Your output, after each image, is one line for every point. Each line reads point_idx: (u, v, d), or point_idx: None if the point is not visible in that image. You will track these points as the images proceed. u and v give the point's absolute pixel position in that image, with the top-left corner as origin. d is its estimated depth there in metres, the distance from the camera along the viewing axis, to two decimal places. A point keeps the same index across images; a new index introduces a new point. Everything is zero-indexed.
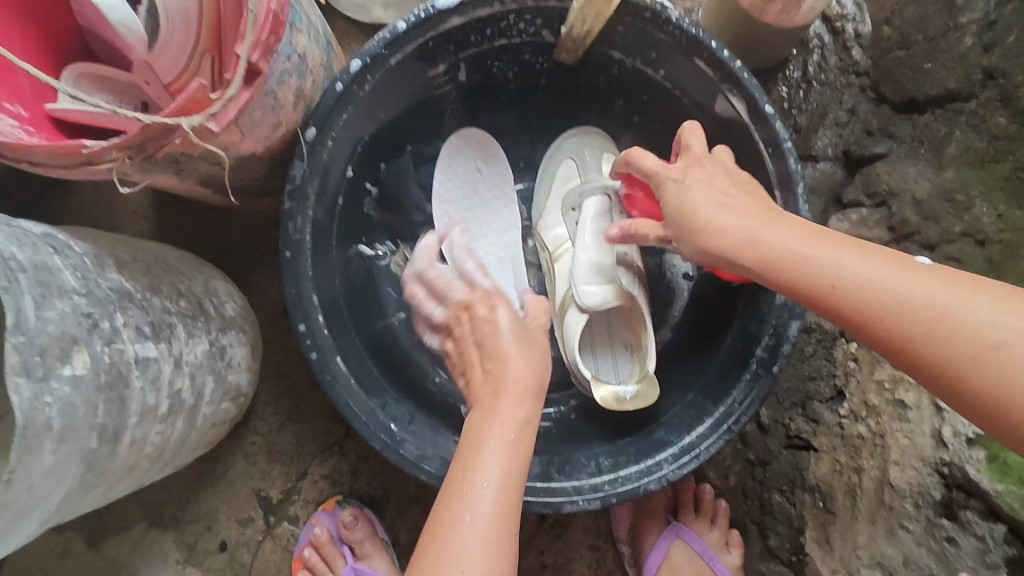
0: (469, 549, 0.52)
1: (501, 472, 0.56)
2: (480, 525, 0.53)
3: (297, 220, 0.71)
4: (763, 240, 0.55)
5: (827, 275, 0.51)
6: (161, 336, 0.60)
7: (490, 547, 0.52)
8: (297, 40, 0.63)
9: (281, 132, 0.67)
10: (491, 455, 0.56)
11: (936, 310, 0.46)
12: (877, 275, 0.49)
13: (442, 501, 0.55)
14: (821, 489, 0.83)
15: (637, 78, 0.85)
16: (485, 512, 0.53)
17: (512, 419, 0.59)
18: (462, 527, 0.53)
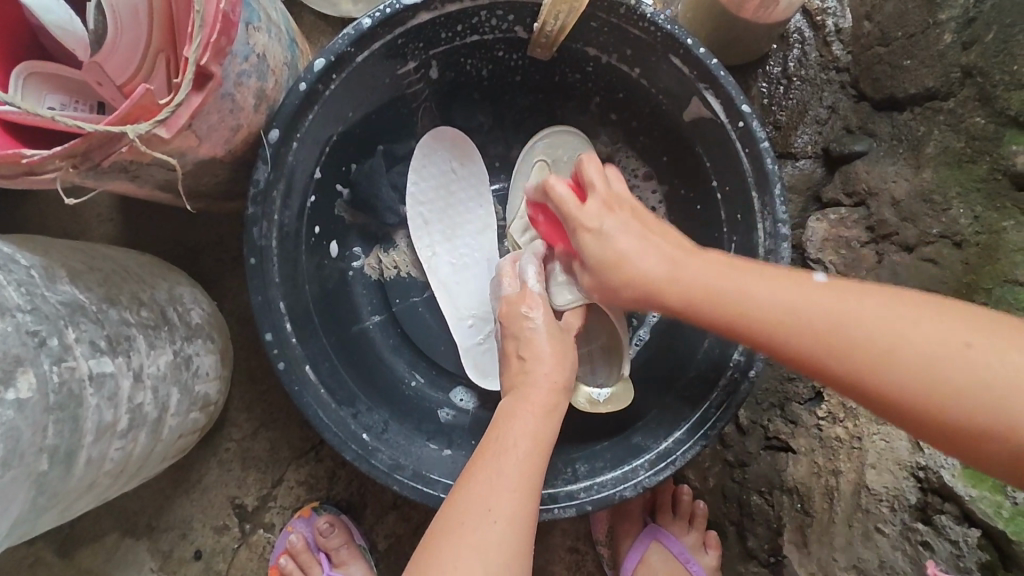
0: (499, 509, 0.55)
1: (529, 449, 0.59)
2: (510, 490, 0.56)
3: (262, 226, 0.70)
4: (677, 275, 0.58)
5: (754, 304, 0.55)
6: (119, 350, 0.58)
7: (513, 511, 0.55)
8: (255, 40, 0.61)
9: (242, 135, 0.65)
10: (524, 430, 0.60)
11: (920, 359, 0.48)
12: (791, 299, 0.54)
13: (471, 468, 0.58)
14: (799, 490, 0.82)
15: (613, 74, 0.83)
16: (513, 479, 0.56)
17: (541, 405, 0.62)
18: (487, 489, 0.56)
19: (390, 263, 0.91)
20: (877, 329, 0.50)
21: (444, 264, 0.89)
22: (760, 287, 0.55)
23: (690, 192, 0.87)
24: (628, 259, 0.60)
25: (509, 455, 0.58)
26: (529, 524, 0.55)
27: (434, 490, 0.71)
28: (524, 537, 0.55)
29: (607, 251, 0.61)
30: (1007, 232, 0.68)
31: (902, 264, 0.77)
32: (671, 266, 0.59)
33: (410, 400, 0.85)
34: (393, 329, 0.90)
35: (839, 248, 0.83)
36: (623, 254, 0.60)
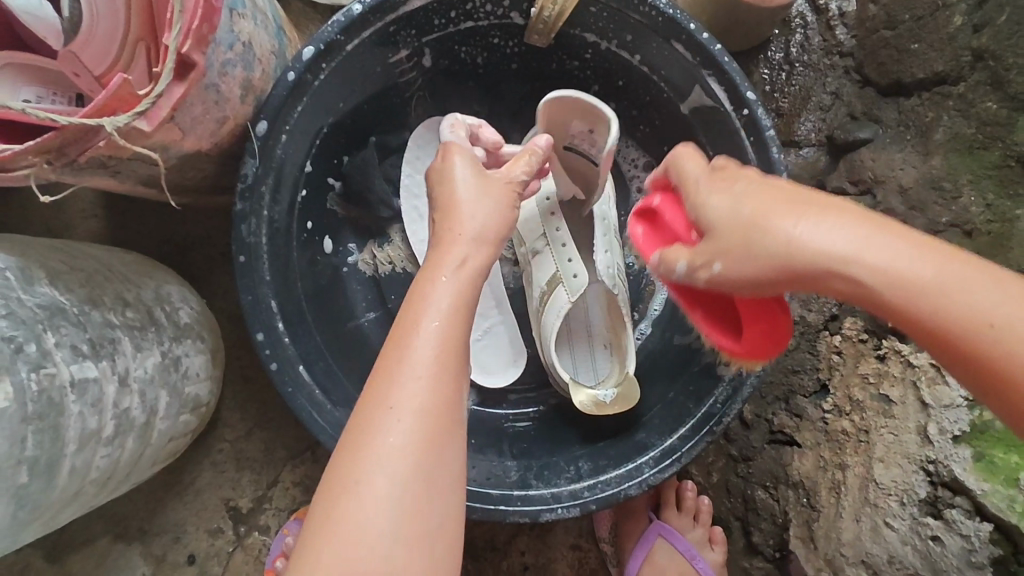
0: (412, 391, 0.46)
1: (455, 304, 0.51)
2: (425, 371, 0.47)
3: (250, 223, 0.68)
4: (770, 221, 0.45)
5: (826, 253, 0.43)
6: (102, 354, 0.56)
7: (434, 395, 0.47)
8: (239, 27, 0.58)
9: (228, 128, 0.63)
10: (462, 255, 0.54)
11: None
12: (886, 258, 0.42)
13: (380, 369, 0.48)
14: (805, 485, 0.81)
15: (613, 60, 0.80)
16: (433, 366, 0.48)
17: (457, 258, 0.54)
18: (404, 375, 0.47)
19: (384, 258, 0.88)
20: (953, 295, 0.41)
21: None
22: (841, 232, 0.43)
23: None
24: (720, 234, 0.48)
25: (429, 314, 0.50)
26: (455, 407, 0.48)
27: None
28: (449, 422, 0.47)
29: (725, 221, 0.47)
30: (1019, 220, 0.66)
31: None
32: (777, 221, 0.45)
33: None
34: (389, 326, 0.87)
35: None
36: (712, 220, 0.48)
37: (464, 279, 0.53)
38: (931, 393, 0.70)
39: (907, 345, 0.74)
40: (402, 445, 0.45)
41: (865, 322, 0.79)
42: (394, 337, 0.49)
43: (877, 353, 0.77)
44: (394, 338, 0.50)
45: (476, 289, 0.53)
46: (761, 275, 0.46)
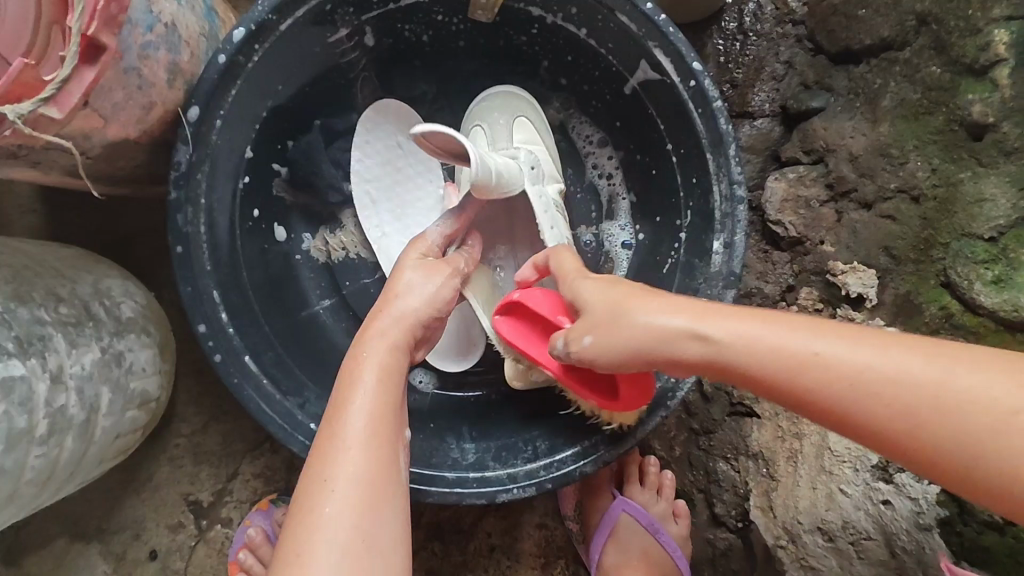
0: (347, 465, 0.49)
1: (383, 379, 0.55)
2: (356, 445, 0.50)
3: (186, 212, 0.66)
4: (766, 336, 0.46)
5: (818, 361, 0.44)
6: (31, 352, 0.55)
7: (370, 468, 0.50)
8: (159, 8, 0.55)
9: (157, 114, 0.61)
10: (385, 334, 0.58)
11: (936, 394, 0.41)
12: (898, 362, 0.42)
13: (318, 449, 0.51)
14: (764, 455, 0.81)
15: (560, 35, 0.79)
16: (363, 441, 0.51)
17: (391, 338, 0.58)
18: (338, 454, 0.50)
19: (337, 243, 0.87)
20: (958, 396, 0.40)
21: (394, 244, 0.85)
22: (849, 345, 0.44)
23: (645, 157, 0.84)
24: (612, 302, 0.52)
25: (359, 394, 0.53)
26: (389, 473, 0.51)
27: None
28: (386, 493, 0.50)
29: (595, 300, 0.53)
30: (962, 184, 0.66)
31: (861, 222, 0.75)
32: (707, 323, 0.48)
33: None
34: (345, 313, 0.86)
35: (798, 209, 0.81)
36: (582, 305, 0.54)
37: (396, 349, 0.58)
38: None
39: (860, 314, 0.74)
40: (343, 517, 0.47)
41: (820, 292, 0.78)
42: (332, 417, 0.52)
43: None
44: (333, 415, 0.53)
45: (399, 361, 0.57)
46: (625, 354, 0.50)
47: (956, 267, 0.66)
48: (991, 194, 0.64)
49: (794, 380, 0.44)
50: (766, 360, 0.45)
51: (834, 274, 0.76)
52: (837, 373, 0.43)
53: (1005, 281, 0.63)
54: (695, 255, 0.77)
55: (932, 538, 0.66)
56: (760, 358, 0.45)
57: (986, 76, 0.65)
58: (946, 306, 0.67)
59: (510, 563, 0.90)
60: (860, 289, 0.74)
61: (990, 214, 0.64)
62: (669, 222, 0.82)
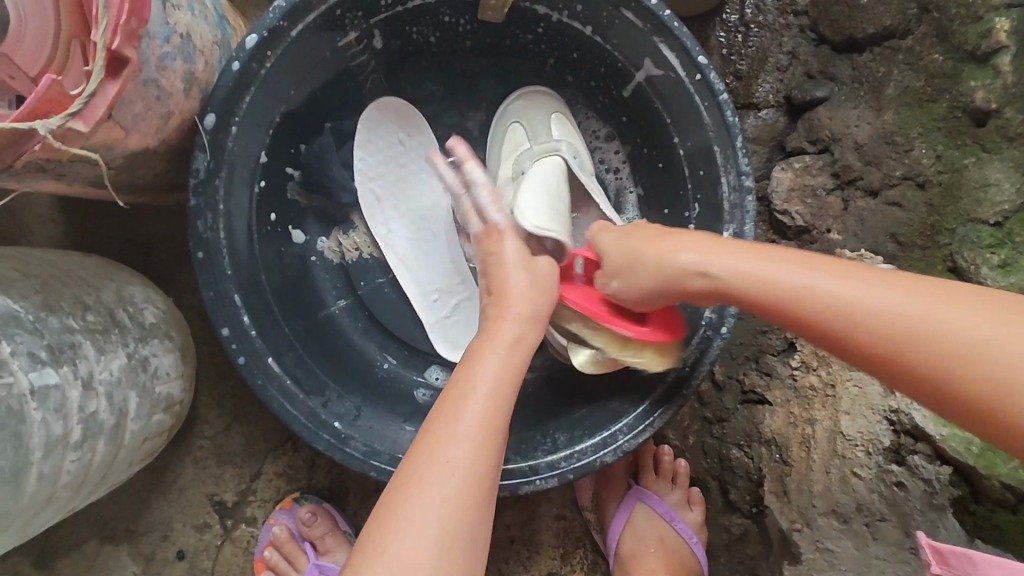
0: (454, 459, 0.51)
1: (501, 385, 0.55)
2: (463, 447, 0.52)
3: (206, 218, 0.67)
4: (837, 294, 0.49)
5: (872, 320, 0.48)
6: (63, 360, 0.56)
7: (476, 471, 0.51)
8: (175, 19, 0.57)
9: (175, 122, 0.62)
10: (509, 335, 0.58)
11: (900, 319, 0.47)
12: (920, 308, 0.47)
13: (426, 437, 0.53)
14: (777, 441, 0.82)
15: (566, 32, 0.80)
16: (474, 442, 0.52)
17: (514, 334, 0.59)
18: (447, 448, 0.52)
19: (351, 245, 0.88)
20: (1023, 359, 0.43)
21: (400, 239, 0.88)
22: (901, 300, 0.47)
23: (652, 150, 0.85)
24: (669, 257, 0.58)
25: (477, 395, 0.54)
26: (488, 479, 0.52)
27: None
28: (485, 496, 0.52)
29: (612, 254, 0.63)
30: (967, 170, 0.68)
31: (868, 209, 0.76)
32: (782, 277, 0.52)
33: (383, 384, 0.82)
34: (360, 313, 0.88)
35: (805, 199, 0.81)
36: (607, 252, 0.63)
37: (517, 347, 0.58)
38: None
39: None
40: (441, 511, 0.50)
41: None
42: (445, 408, 0.54)
43: None
44: (444, 405, 0.55)
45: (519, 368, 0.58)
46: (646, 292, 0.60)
47: (962, 252, 0.67)
48: (996, 179, 0.65)
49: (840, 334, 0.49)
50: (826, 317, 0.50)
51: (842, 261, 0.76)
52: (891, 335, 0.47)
53: (1011, 265, 0.64)
54: None
55: (946, 518, 0.68)
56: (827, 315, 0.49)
57: (988, 63, 0.66)
58: None
59: (529, 554, 0.91)
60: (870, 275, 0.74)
61: (995, 199, 0.65)
62: (677, 215, 0.83)
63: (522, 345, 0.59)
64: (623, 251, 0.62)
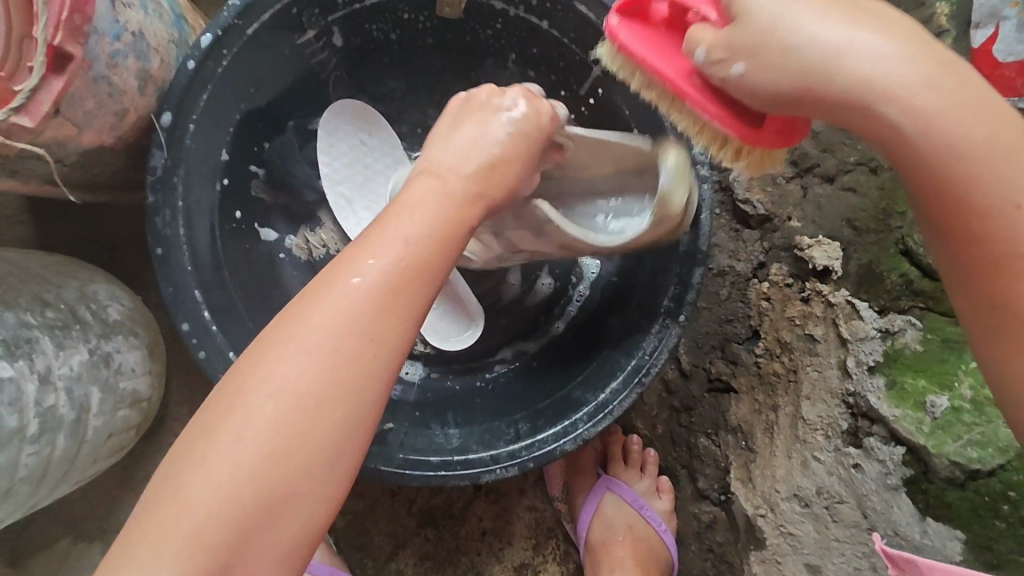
0: (234, 442, 0.42)
1: (315, 363, 0.43)
2: (250, 426, 0.42)
3: (163, 215, 0.69)
4: (971, 139, 0.41)
5: (978, 180, 0.42)
6: (18, 354, 0.57)
7: (288, 427, 0.42)
8: (126, 17, 0.57)
9: (130, 120, 0.63)
10: (337, 295, 0.44)
11: (1004, 181, 0.42)
12: (1014, 179, 0.42)
13: (242, 367, 0.44)
14: (742, 429, 0.83)
15: (524, 27, 0.80)
16: (293, 396, 0.43)
17: (350, 293, 0.45)
18: (257, 394, 0.43)
19: (317, 241, 0.89)
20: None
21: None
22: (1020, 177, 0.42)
23: None
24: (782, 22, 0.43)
25: (309, 334, 0.44)
26: (280, 474, 0.42)
27: (373, 463, 0.72)
28: (302, 457, 0.43)
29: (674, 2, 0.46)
30: None
31: (824, 197, 0.79)
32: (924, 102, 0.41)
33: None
34: None
35: (765, 187, 0.82)
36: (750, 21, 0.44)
37: (354, 311, 0.44)
38: (848, 327, 0.73)
39: (827, 286, 0.76)
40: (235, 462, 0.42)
41: (790, 268, 0.80)
42: (270, 342, 0.44)
43: (802, 296, 0.78)
44: (274, 336, 0.45)
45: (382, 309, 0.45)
46: (756, 83, 0.44)
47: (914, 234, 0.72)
48: None
49: (945, 179, 0.42)
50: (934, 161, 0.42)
51: (800, 249, 0.78)
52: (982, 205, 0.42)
53: None
54: None
55: (899, 498, 0.69)
56: (949, 163, 0.42)
57: None
58: (904, 272, 0.72)
59: (502, 545, 0.92)
60: (826, 262, 0.76)
61: None
62: None
63: (361, 309, 0.44)
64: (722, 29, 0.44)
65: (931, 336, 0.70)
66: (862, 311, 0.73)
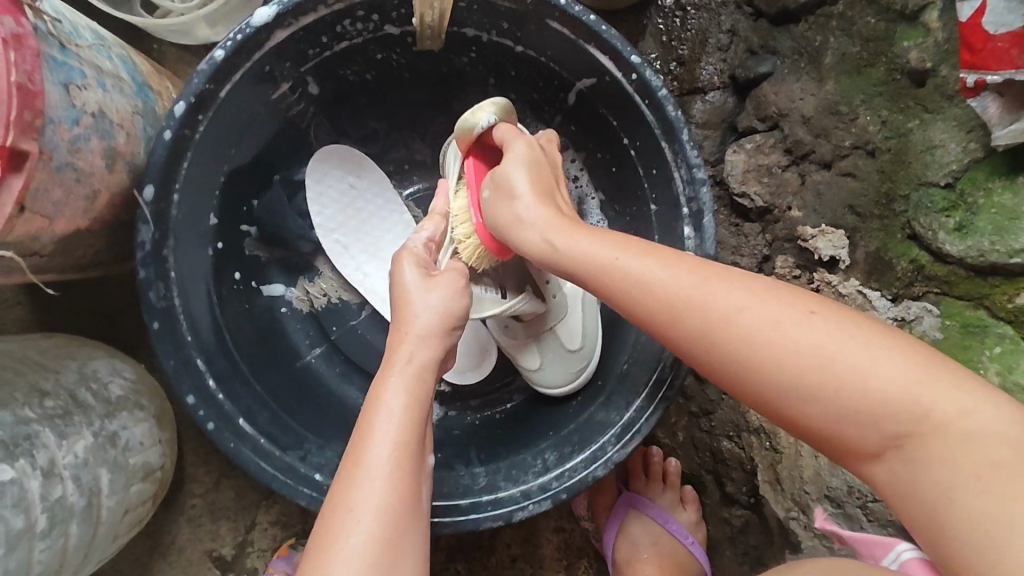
0: (355, 542, 0.50)
1: (397, 452, 0.54)
2: (363, 522, 0.51)
3: (157, 287, 0.68)
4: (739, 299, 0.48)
5: (703, 307, 0.49)
6: (19, 452, 0.57)
7: (379, 557, 0.50)
8: (83, 100, 0.56)
9: (104, 200, 0.63)
10: (394, 399, 0.56)
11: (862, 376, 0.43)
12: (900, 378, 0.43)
13: (324, 528, 0.51)
14: (765, 430, 0.80)
15: (500, 51, 0.78)
16: (373, 528, 0.51)
17: (410, 396, 0.57)
18: (346, 537, 0.50)
19: (317, 291, 0.88)
20: (842, 369, 0.44)
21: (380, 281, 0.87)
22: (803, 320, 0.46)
23: (605, 154, 0.82)
24: (519, 202, 0.60)
25: (372, 480, 0.52)
26: (398, 550, 0.51)
27: None
28: (404, 530, 0.52)
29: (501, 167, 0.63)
30: (913, 133, 0.66)
31: (824, 182, 0.74)
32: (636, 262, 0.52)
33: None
34: (338, 356, 0.87)
35: (761, 178, 0.78)
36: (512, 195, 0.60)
37: (413, 404, 0.56)
38: None
39: (837, 275, 0.73)
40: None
41: (795, 258, 0.77)
42: (342, 492, 0.53)
43: (812, 287, 0.75)
44: (341, 484, 0.53)
45: (418, 429, 0.56)
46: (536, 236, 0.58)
47: (919, 219, 0.65)
48: (941, 140, 0.63)
49: (669, 320, 0.50)
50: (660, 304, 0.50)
51: (804, 239, 0.75)
52: (727, 329, 0.47)
53: (966, 227, 0.62)
54: (669, 244, 0.76)
55: None
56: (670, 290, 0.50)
57: (918, 21, 0.64)
58: (915, 258, 0.67)
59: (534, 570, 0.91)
60: (831, 251, 0.73)
61: (942, 161, 0.63)
62: (641, 212, 0.80)
63: (417, 402, 0.57)
64: (511, 207, 0.60)
65: (949, 321, 0.65)
66: (875, 301, 0.70)
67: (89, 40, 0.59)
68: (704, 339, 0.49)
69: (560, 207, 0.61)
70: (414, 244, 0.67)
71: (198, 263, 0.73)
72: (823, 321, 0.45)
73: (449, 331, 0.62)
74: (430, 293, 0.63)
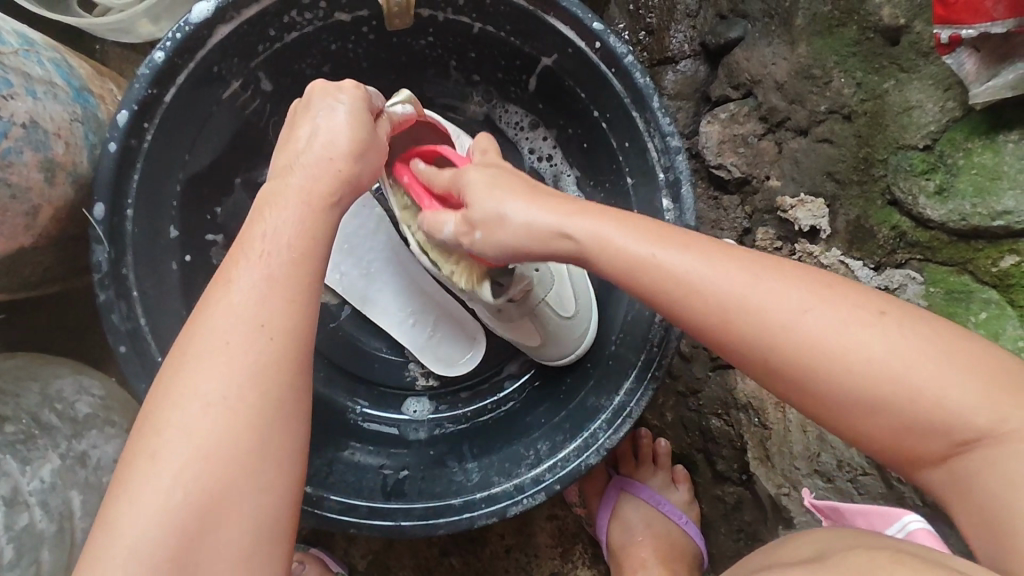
0: (192, 409, 0.43)
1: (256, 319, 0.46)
2: (201, 390, 0.44)
3: (119, 309, 0.65)
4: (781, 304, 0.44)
5: (754, 303, 0.44)
6: None
7: (215, 429, 0.43)
8: (9, 110, 0.52)
9: (47, 215, 0.60)
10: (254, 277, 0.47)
11: (895, 374, 0.41)
12: (932, 356, 0.41)
13: (162, 388, 0.45)
14: (753, 405, 0.79)
15: (456, 31, 0.74)
16: (215, 396, 0.44)
17: (279, 277, 0.47)
18: (182, 401, 0.43)
19: None
20: (907, 370, 0.41)
21: (356, 280, 0.84)
22: (824, 312, 0.43)
23: (577, 129, 0.79)
24: (526, 229, 0.52)
25: (228, 349, 0.45)
26: (240, 422, 0.44)
27: (393, 520, 0.69)
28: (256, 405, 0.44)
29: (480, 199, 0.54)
30: (888, 95, 0.63)
31: (800, 150, 0.71)
32: (672, 256, 0.47)
33: (355, 429, 0.83)
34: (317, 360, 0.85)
35: (737, 148, 0.75)
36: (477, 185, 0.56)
37: (290, 278, 0.48)
38: None
39: (817, 246, 0.71)
40: (160, 477, 0.42)
41: (777, 230, 0.74)
42: (187, 353, 0.45)
43: (793, 259, 0.73)
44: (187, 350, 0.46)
45: (293, 308, 0.47)
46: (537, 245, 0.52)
47: (898, 183, 0.63)
48: (918, 100, 0.61)
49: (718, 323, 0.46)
50: (677, 288, 0.46)
51: (783, 211, 0.72)
52: (784, 332, 0.44)
53: (946, 190, 0.60)
54: (649, 219, 0.73)
55: None
56: (698, 294, 0.46)
57: None
58: (896, 224, 0.65)
59: (528, 559, 0.90)
60: (811, 222, 0.70)
61: (920, 121, 0.61)
62: (617, 189, 0.78)
63: (277, 295, 0.46)
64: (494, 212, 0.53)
65: (934, 288, 0.64)
66: (857, 270, 0.68)
67: (13, 46, 0.56)
68: (748, 339, 0.45)
69: (574, 217, 0.51)
70: (326, 80, 0.58)
71: (160, 274, 0.70)
72: (905, 329, 0.42)
73: (342, 193, 0.53)
74: (337, 135, 0.54)
